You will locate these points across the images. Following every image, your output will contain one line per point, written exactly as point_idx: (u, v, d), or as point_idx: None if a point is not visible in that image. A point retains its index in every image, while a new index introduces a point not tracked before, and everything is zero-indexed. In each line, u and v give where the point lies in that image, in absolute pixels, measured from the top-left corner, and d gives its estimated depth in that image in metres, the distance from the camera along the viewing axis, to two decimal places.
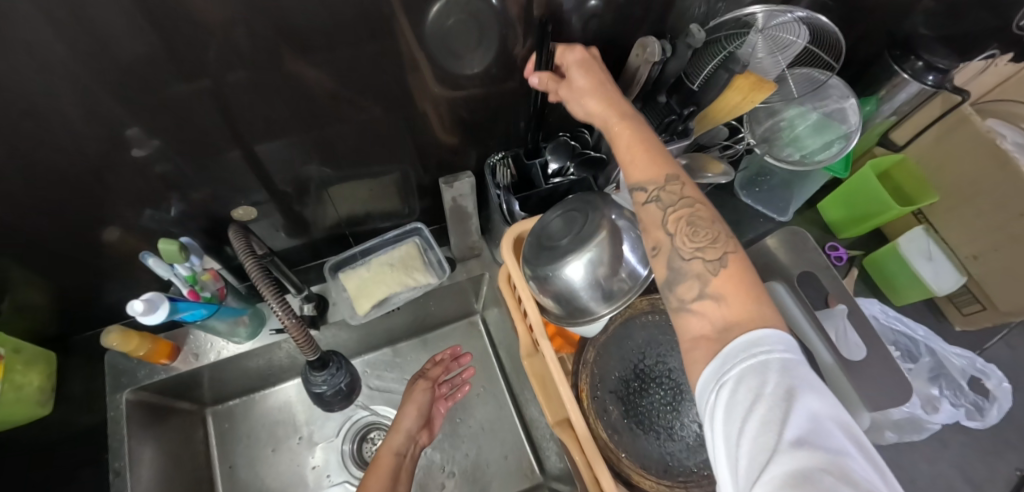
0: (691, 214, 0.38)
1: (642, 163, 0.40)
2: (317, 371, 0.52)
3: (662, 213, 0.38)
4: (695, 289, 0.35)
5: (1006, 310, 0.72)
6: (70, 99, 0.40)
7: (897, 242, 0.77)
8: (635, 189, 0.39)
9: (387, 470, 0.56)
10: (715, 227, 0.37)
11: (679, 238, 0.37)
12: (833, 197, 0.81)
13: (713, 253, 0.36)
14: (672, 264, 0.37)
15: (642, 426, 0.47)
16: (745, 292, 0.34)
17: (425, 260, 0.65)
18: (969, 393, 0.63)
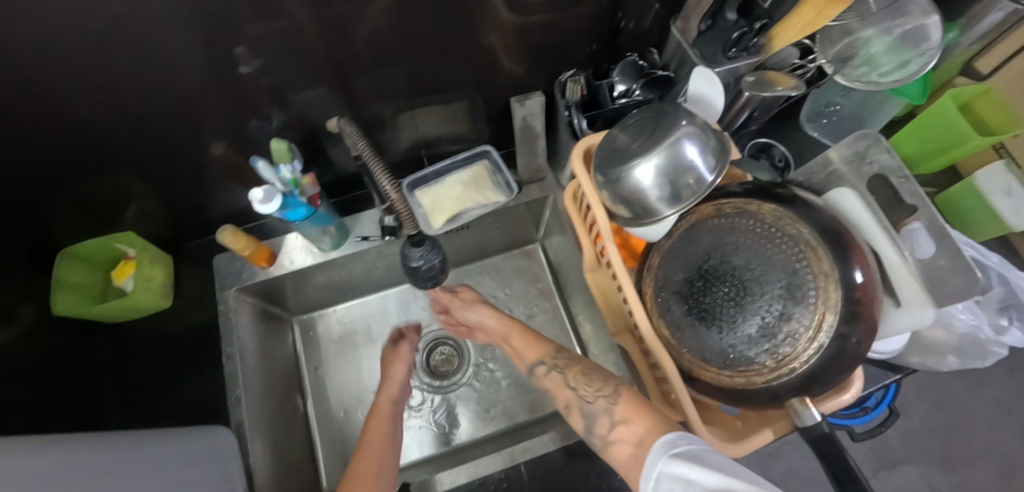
0: (583, 370, 0.52)
1: (533, 343, 0.58)
2: (415, 246, 0.56)
3: (562, 376, 0.53)
4: (608, 422, 0.46)
5: None
6: (196, 25, 0.44)
7: (974, 177, 0.74)
8: (537, 364, 0.56)
9: (386, 416, 0.60)
10: (604, 374, 0.51)
11: (580, 388, 0.50)
12: (908, 131, 0.78)
13: (607, 391, 0.48)
14: (584, 410, 0.49)
15: (705, 321, 0.49)
16: (640, 407, 0.45)
17: (494, 180, 0.69)
18: None
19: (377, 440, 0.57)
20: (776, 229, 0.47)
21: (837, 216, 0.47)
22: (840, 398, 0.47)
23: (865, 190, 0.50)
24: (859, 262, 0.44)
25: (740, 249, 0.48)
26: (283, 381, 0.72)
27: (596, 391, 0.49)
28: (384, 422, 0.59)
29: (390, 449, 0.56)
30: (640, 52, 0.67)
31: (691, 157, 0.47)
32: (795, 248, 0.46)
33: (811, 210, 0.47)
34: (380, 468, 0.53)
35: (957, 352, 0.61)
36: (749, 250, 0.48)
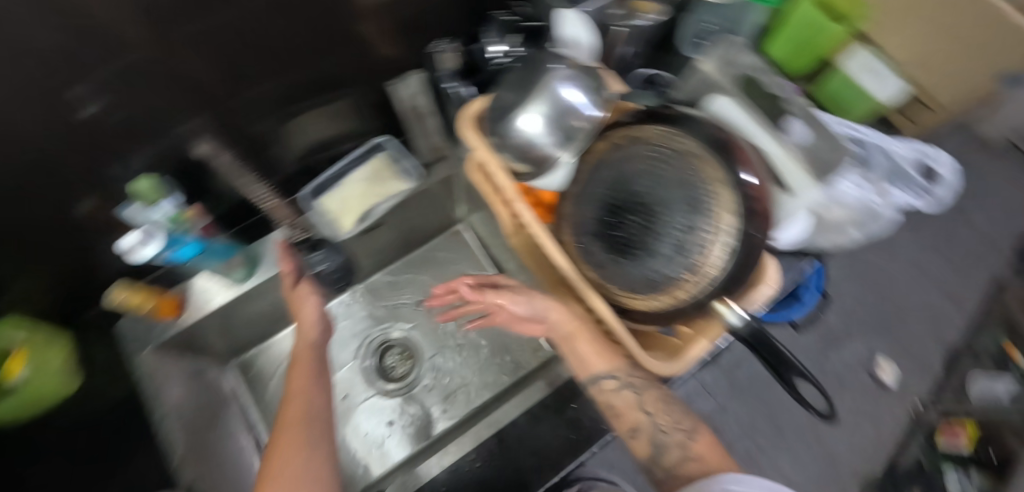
0: (659, 395, 0.52)
1: (609, 351, 0.52)
2: (308, 251, 0.64)
3: (636, 397, 0.51)
4: (678, 454, 0.49)
5: (951, 103, 0.78)
6: (17, 81, 0.38)
7: (840, 62, 0.80)
8: (606, 377, 0.51)
9: (309, 360, 0.57)
10: (679, 408, 0.52)
11: (655, 415, 0.51)
12: (776, 35, 0.82)
13: (685, 427, 0.50)
14: (657, 439, 0.50)
15: (625, 254, 0.50)
16: (716, 452, 0.49)
17: (397, 170, 0.67)
18: (916, 179, 0.69)
19: (303, 385, 0.54)
20: (669, 148, 0.48)
21: (717, 122, 0.49)
22: (758, 294, 0.50)
23: (738, 92, 0.51)
24: (743, 158, 0.45)
25: (644, 174, 0.49)
26: (234, 431, 0.68)
27: (674, 423, 0.50)
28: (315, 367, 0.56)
29: (320, 395, 0.54)
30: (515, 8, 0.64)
31: (568, 100, 0.48)
32: (689, 162, 0.47)
33: (692, 123, 0.48)
34: (311, 422, 0.50)
35: (857, 225, 0.66)
36: (655, 175, 0.49)
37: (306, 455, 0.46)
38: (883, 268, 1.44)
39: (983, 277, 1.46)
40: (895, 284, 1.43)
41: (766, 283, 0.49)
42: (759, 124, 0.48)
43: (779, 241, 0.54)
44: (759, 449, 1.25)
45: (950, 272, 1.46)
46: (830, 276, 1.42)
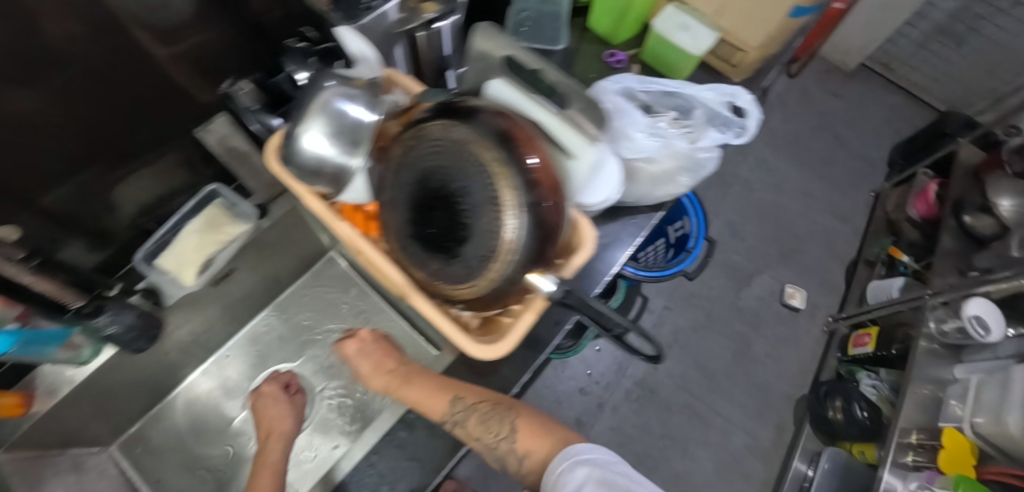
0: (484, 413, 0.65)
1: (438, 395, 0.67)
2: (92, 315, 0.61)
3: (466, 426, 0.64)
4: (516, 460, 0.63)
5: (757, 45, 0.82)
6: None
7: (654, 25, 0.83)
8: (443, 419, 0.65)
9: None
10: (499, 416, 0.65)
11: (486, 434, 0.64)
12: (596, 9, 0.86)
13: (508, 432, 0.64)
14: (494, 452, 0.64)
15: (439, 248, 0.51)
16: (543, 437, 0.62)
17: (233, 216, 0.67)
18: (726, 118, 0.72)
19: None
20: (447, 139, 0.50)
21: (491, 106, 0.51)
22: (571, 263, 0.53)
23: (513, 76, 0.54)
24: (513, 142, 0.48)
25: (438, 170, 0.50)
26: None
27: (497, 436, 0.63)
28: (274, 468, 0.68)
29: None
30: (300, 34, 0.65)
31: (343, 111, 0.50)
32: (471, 153, 0.48)
33: (466, 116, 0.50)
34: None
35: (678, 173, 0.69)
36: (449, 168, 0.49)
37: None
38: (777, 204, 1.54)
39: (866, 193, 1.58)
40: (790, 215, 1.53)
41: (579, 252, 0.53)
42: (527, 99, 0.51)
43: (588, 200, 0.56)
44: (695, 398, 1.30)
45: (837, 195, 1.57)
46: (732, 223, 1.50)
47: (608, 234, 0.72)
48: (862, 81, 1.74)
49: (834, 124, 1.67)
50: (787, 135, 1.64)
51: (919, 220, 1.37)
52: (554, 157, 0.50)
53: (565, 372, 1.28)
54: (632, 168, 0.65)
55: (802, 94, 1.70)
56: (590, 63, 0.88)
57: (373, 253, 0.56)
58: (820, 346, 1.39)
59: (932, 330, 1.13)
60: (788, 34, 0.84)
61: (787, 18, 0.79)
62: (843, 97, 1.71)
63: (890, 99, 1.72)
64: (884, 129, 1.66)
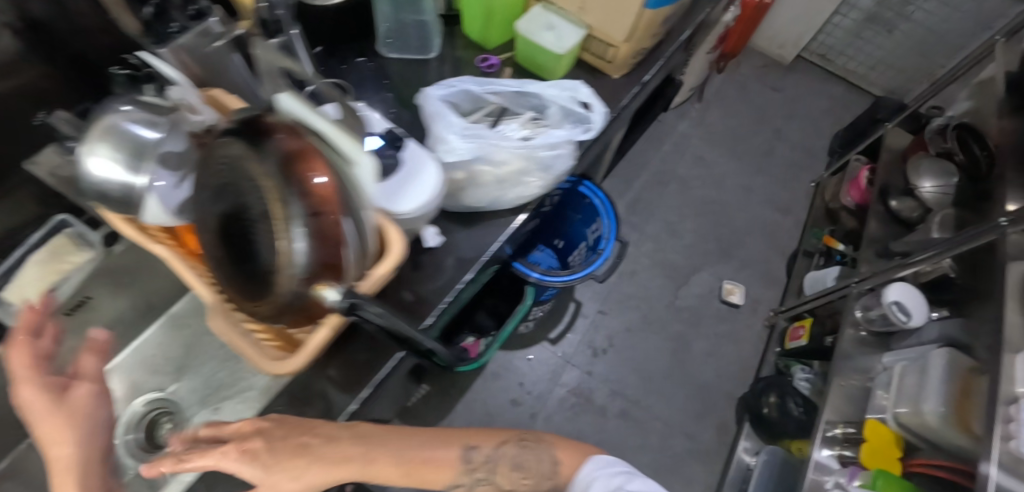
0: (514, 454, 0.61)
1: (439, 463, 0.55)
2: None
3: (494, 482, 0.59)
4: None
5: (623, 39, 0.81)
6: None
7: (517, 26, 0.82)
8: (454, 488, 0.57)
9: None
10: (527, 451, 0.62)
11: (517, 478, 0.61)
12: (464, 14, 0.86)
13: (548, 466, 0.62)
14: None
15: (238, 266, 0.52)
16: (578, 456, 0.63)
17: (82, 245, 0.69)
18: (573, 114, 0.71)
19: None
20: (228, 158, 0.50)
21: (274, 122, 0.51)
22: (375, 273, 0.54)
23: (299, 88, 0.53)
24: (288, 157, 0.47)
25: (224, 190, 0.50)
26: None
27: (537, 473, 0.61)
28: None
29: None
30: (121, 63, 0.66)
31: (129, 132, 0.53)
32: (247, 168, 0.48)
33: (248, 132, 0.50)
34: None
35: (523, 173, 0.67)
36: (233, 187, 0.50)
37: None
38: (716, 200, 1.52)
39: (807, 184, 1.57)
40: (729, 210, 1.51)
41: (384, 263, 0.54)
42: (305, 114, 0.50)
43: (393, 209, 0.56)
44: (631, 403, 1.27)
45: (777, 188, 1.56)
46: (670, 221, 1.48)
47: (465, 240, 0.72)
48: (801, 72, 1.74)
49: (772, 116, 1.66)
50: (725, 130, 1.62)
51: (853, 206, 1.37)
52: (336, 167, 0.50)
53: (495, 384, 1.26)
54: (468, 173, 0.66)
55: (740, 89, 1.69)
56: (463, 69, 0.87)
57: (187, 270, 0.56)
58: (763, 342, 1.35)
59: (858, 318, 1.11)
60: (655, 28, 0.83)
61: (645, 10, 0.77)
62: (781, 89, 1.70)
63: (829, 89, 1.72)
64: (823, 119, 1.66)
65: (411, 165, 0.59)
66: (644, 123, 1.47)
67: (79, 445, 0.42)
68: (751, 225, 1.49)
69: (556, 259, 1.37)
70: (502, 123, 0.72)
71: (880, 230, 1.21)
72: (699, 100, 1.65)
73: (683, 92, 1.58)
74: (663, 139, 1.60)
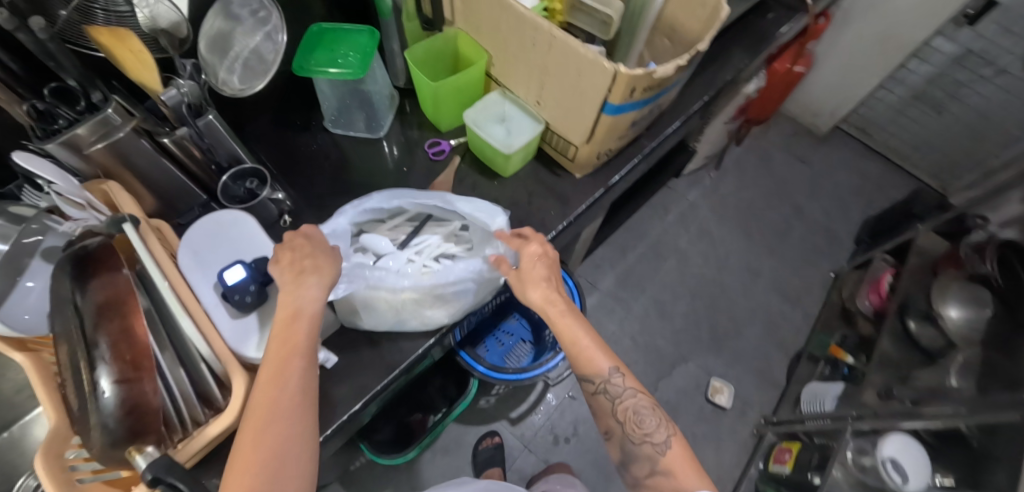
0: (638, 403, 0.59)
1: (605, 356, 0.59)
2: None
3: (612, 405, 0.60)
4: (648, 466, 0.57)
5: (582, 140, 0.73)
6: None
7: (464, 116, 0.76)
8: (592, 386, 0.60)
9: (277, 390, 0.46)
10: (655, 417, 0.59)
11: (630, 430, 0.59)
12: (417, 94, 0.80)
13: (658, 439, 0.57)
14: (630, 449, 0.59)
15: (72, 406, 0.48)
16: (689, 465, 0.55)
17: None
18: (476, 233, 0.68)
19: (263, 402, 0.45)
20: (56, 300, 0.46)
21: (106, 268, 0.46)
22: (207, 432, 0.49)
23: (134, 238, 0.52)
24: (104, 304, 0.44)
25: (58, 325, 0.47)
26: None
27: (646, 434, 0.58)
28: (272, 372, 0.47)
29: (291, 429, 0.45)
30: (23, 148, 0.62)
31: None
32: (66, 306, 0.45)
33: (78, 267, 0.46)
34: (273, 415, 0.45)
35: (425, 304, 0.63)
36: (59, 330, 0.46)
37: (272, 427, 0.45)
38: (716, 280, 1.40)
39: (825, 273, 1.43)
40: (731, 294, 1.39)
41: (216, 421, 0.49)
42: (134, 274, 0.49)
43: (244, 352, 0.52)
44: None
45: (790, 275, 1.42)
46: (663, 300, 1.37)
47: (361, 360, 0.66)
48: (834, 144, 1.62)
49: (794, 193, 1.54)
50: (738, 204, 1.52)
51: (870, 313, 1.21)
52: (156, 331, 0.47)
53: (445, 460, 1.19)
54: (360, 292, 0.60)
55: (762, 159, 1.59)
56: (412, 153, 0.83)
57: (43, 398, 0.52)
58: (748, 452, 1.22)
59: (849, 459, 0.95)
60: (621, 131, 0.73)
61: (602, 114, 0.68)
62: (810, 163, 1.59)
63: (864, 167, 1.58)
64: (852, 201, 1.52)
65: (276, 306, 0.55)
66: (647, 191, 1.37)
67: (322, 265, 0.54)
68: (752, 312, 1.37)
69: (530, 331, 1.30)
70: (421, 234, 0.68)
71: (896, 353, 1.05)
72: (715, 168, 1.56)
73: (696, 159, 1.47)
74: (670, 207, 1.50)
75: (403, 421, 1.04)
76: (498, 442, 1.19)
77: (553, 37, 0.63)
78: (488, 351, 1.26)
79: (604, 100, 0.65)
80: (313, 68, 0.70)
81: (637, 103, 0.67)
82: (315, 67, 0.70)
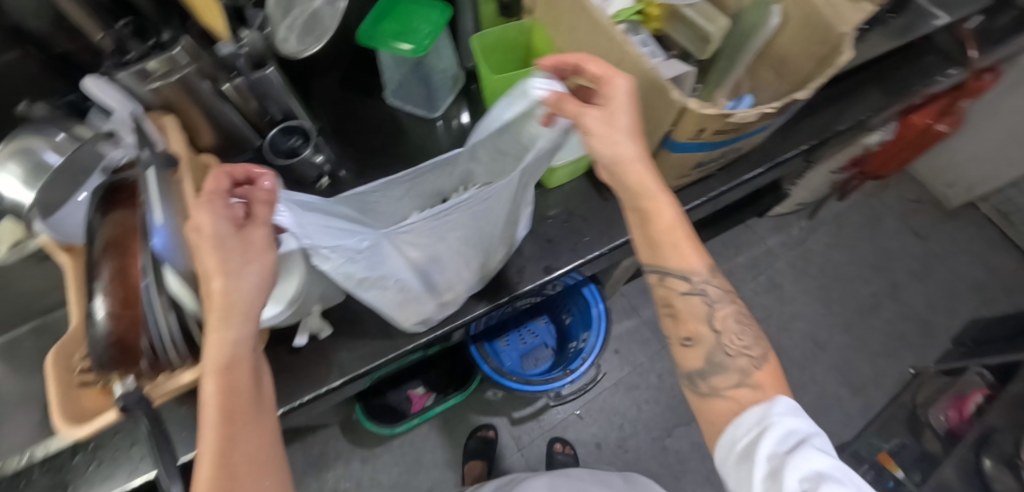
0: (737, 314, 0.53)
1: (694, 244, 0.53)
2: None
3: (707, 306, 0.53)
4: (735, 378, 0.49)
5: None
6: None
7: None
8: (681, 277, 0.53)
9: (224, 430, 0.44)
10: (751, 331, 0.52)
11: (723, 335, 0.52)
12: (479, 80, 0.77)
13: (756, 352, 0.51)
14: (716, 358, 0.51)
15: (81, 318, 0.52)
16: (779, 384, 0.49)
17: (16, 246, 0.63)
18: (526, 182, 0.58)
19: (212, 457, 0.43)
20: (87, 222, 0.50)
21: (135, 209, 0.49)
22: (181, 378, 0.54)
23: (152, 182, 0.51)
24: (113, 240, 0.47)
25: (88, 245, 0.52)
26: None
27: (741, 346, 0.51)
28: (217, 416, 0.44)
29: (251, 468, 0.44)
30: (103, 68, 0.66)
31: (37, 158, 0.56)
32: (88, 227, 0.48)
33: (107, 198, 0.50)
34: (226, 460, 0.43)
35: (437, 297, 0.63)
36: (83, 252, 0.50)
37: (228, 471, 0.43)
38: (770, 342, 1.29)
39: (905, 367, 1.27)
40: (783, 362, 1.27)
41: (193, 370, 0.54)
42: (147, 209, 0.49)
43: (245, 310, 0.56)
44: None
45: (860, 358, 1.28)
46: None
47: (356, 341, 0.68)
48: (963, 222, 1.42)
49: (897, 268, 1.37)
50: (822, 265, 1.37)
51: (942, 431, 1.03)
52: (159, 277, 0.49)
53: (439, 438, 1.20)
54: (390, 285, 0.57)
55: (866, 223, 1.41)
56: (462, 140, 0.80)
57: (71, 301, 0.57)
58: None
59: None
60: (684, 170, 0.65)
61: (664, 148, 0.60)
62: (926, 237, 1.40)
63: (990, 257, 1.38)
64: (961, 298, 1.33)
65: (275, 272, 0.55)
66: (720, 227, 1.25)
67: (242, 286, 0.44)
68: (803, 387, 1.25)
69: (555, 338, 1.24)
70: None
71: None
72: (809, 217, 1.40)
73: (788, 203, 1.31)
74: (743, 249, 1.38)
75: (405, 391, 1.08)
76: (492, 437, 1.18)
77: (627, 52, 0.56)
78: (509, 346, 1.22)
79: (666, 133, 0.58)
80: (379, 38, 0.69)
81: (706, 144, 0.59)
82: (380, 38, 0.69)
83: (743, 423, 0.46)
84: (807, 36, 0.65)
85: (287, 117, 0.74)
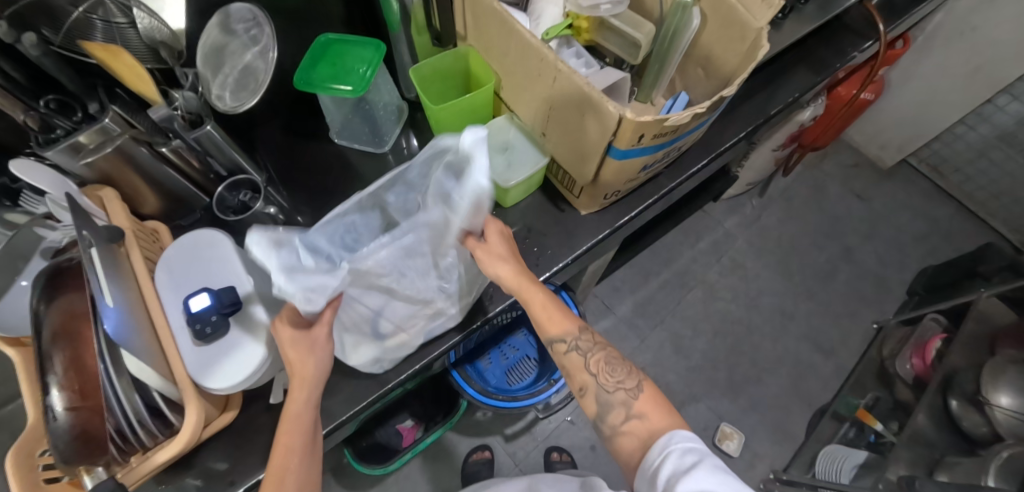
0: (607, 356, 0.58)
1: (570, 316, 0.59)
2: None
3: (582, 359, 0.58)
4: (622, 413, 0.54)
5: (588, 181, 0.69)
6: None
7: None
8: (557, 342, 0.58)
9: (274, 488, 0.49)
10: (625, 365, 0.57)
11: (602, 375, 0.57)
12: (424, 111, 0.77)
13: (630, 383, 0.56)
14: (602, 397, 0.56)
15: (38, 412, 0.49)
16: (661, 409, 0.54)
17: None
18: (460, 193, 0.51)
19: None
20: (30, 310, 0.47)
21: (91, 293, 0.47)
22: (152, 459, 0.51)
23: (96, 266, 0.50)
24: (62, 329, 0.45)
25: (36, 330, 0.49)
26: None
27: (618, 381, 0.56)
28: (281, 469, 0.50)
29: None
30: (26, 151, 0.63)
31: None
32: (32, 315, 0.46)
33: (48, 284, 0.46)
34: None
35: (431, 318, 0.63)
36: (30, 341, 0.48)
37: None
38: (742, 320, 1.33)
39: (868, 324, 1.33)
40: (757, 336, 1.32)
41: (164, 450, 0.51)
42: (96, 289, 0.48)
43: (211, 379, 0.54)
44: None
45: (826, 322, 1.34)
46: (680, 333, 1.31)
47: (333, 388, 0.67)
48: (900, 181, 1.51)
49: (847, 232, 1.44)
50: (780, 239, 1.43)
51: (911, 379, 1.08)
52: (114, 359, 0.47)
53: (434, 467, 1.19)
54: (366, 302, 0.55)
55: (813, 193, 1.49)
56: None
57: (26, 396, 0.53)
58: None
59: None
60: (632, 174, 0.67)
61: (609, 157, 0.62)
62: (870, 200, 1.48)
63: (929, 210, 1.47)
64: (909, 252, 1.41)
65: (237, 331, 0.56)
66: (679, 217, 1.29)
67: (309, 367, 0.51)
68: (779, 358, 1.30)
69: (536, 348, 1.24)
70: None
71: (933, 432, 0.95)
72: (759, 195, 1.47)
73: (738, 185, 1.37)
74: (702, 234, 1.42)
75: (394, 427, 1.07)
76: (488, 458, 1.17)
77: (558, 71, 0.58)
78: (491, 364, 1.22)
79: (609, 143, 0.59)
80: (317, 83, 0.69)
81: (648, 148, 0.61)
82: (318, 83, 0.69)
83: (647, 455, 0.50)
84: (727, 34, 0.69)
85: (232, 172, 0.73)
